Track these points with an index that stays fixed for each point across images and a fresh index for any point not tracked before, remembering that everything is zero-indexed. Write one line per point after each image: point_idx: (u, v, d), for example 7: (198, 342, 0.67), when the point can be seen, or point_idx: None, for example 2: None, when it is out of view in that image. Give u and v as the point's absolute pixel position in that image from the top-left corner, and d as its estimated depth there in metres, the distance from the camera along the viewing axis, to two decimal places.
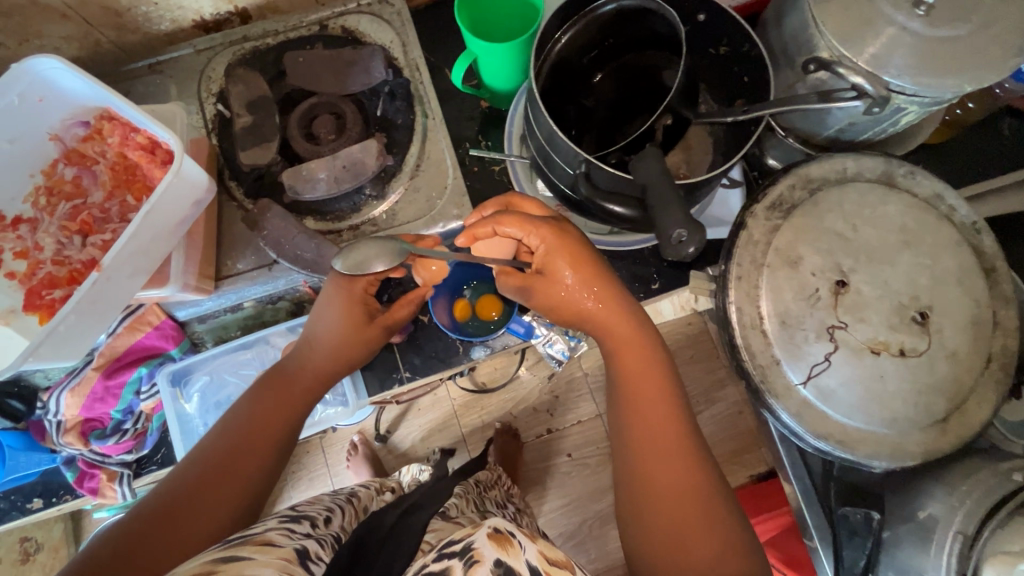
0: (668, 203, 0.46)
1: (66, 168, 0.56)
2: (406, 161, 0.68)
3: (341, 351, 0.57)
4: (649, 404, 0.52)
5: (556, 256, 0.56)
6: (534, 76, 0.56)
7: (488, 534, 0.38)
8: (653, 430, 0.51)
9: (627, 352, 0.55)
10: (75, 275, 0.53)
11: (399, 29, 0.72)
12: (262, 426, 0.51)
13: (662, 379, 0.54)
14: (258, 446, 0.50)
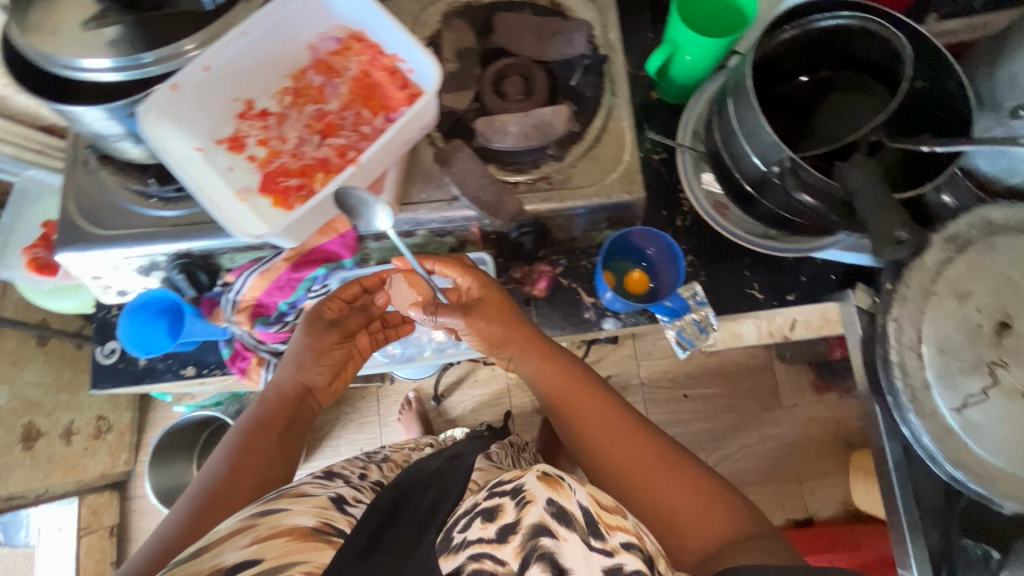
0: (883, 209, 0.50)
1: (314, 75, 0.63)
2: (589, 131, 0.72)
3: (309, 367, 0.69)
4: (589, 405, 0.65)
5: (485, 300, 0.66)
6: (749, 72, 0.60)
7: (538, 477, 0.43)
8: (597, 431, 0.63)
9: (565, 383, 0.66)
10: (307, 169, 0.60)
11: (603, 10, 0.76)
12: (258, 433, 0.64)
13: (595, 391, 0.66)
14: (263, 446, 0.63)
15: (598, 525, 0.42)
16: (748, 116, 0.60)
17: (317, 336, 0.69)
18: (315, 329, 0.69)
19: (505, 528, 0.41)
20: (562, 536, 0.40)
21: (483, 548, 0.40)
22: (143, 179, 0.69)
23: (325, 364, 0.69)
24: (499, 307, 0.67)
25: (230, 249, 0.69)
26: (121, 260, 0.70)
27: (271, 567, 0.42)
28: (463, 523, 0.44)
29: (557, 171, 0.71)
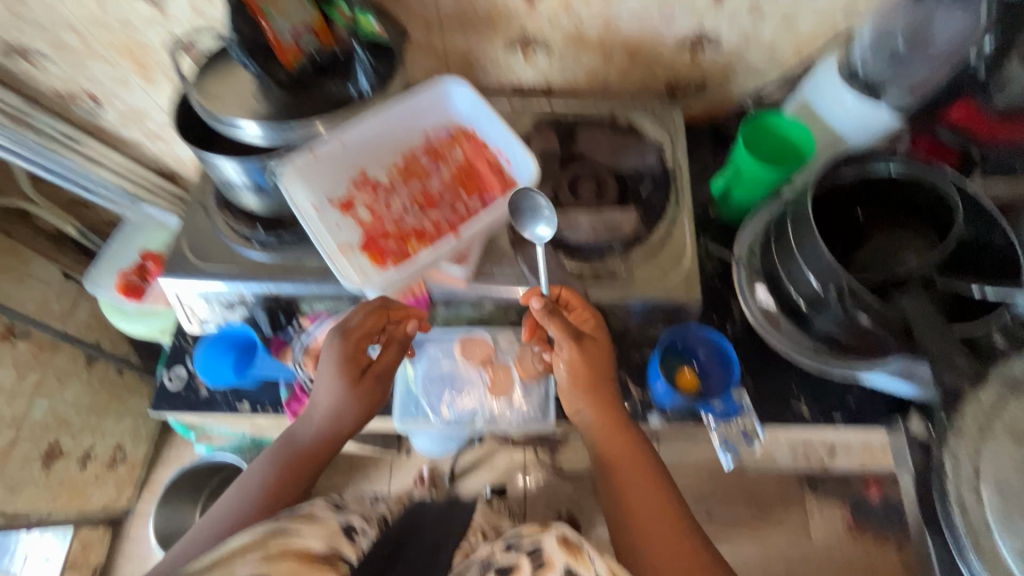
0: (943, 337, 0.56)
1: (423, 158, 0.72)
2: (653, 235, 0.79)
3: (347, 417, 0.65)
4: (631, 469, 0.64)
5: (592, 333, 0.68)
6: (809, 201, 0.67)
7: (558, 540, 0.47)
8: (643, 507, 0.61)
9: (625, 442, 0.66)
10: (405, 233, 0.68)
11: (673, 134, 0.86)
12: (288, 475, 0.64)
13: (651, 465, 0.65)
14: (287, 489, 0.63)
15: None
16: (808, 242, 0.66)
17: (359, 384, 0.65)
18: (364, 380, 0.65)
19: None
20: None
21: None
22: (252, 226, 0.77)
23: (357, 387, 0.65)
24: (594, 355, 0.67)
25: (310, 297, 0.77)
26: (212, 293, 0.77)
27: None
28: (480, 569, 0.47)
29: (621, 266, 0.77)
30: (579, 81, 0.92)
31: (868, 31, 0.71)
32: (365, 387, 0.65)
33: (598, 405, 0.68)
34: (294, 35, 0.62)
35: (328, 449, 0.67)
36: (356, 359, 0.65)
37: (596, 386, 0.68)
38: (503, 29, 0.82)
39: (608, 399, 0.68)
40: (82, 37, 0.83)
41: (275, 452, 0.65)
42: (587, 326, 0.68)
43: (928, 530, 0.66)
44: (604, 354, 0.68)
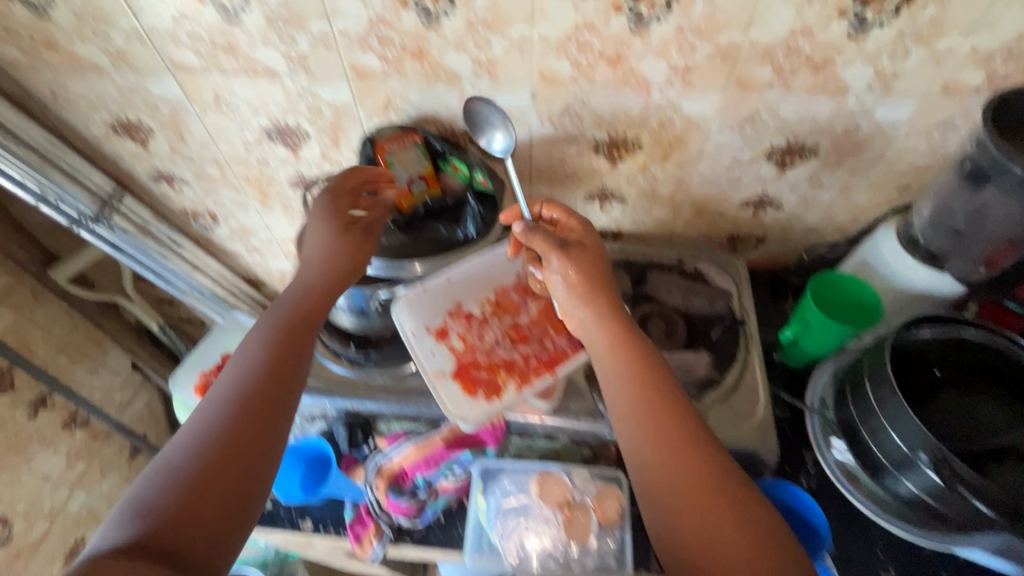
0: None
1: (513, 293, 0.77)
2: (726, 380, 0.81)
3: (339, 262, 0.69)
4: (658, 415, 0.60)
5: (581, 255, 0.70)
6: (889, 362, 0.69)
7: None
8: (670, 476, 0.56)
9: (652, 384, 0.62)
10: (495, 364, 0.71)
11: (738, 283, 0.93)
12: (251, 380, 0.59)
13: (701, 443, 0.58)
14: (267, 398, 0.59)
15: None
16: (891, 402, 0.67)
17: (354, 236, 0.70)
18: (362, 225, 0.71)
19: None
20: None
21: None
22: (344, 341, 0.82)
23: (349, 261, 0.69)
24: (593, 305, 0.67)
25: (393, 416, 0.81)
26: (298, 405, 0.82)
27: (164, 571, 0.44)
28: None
29: (696, 409, 0.79)
30: (647, 228, 1.01)
31: (926, 208, 0.76)
32: (343, 255, 0.69)
33: (624, 347, 0.65)
34: (408, 181, 0.74)
35: (292, 362, 0.63)
36: (342, 214, 0.70)
37: (613, 332, 0.66)
38: (585, 184, 0.92)
39: (630, 342, 0.65)
40: (222, 170, 0.97)
41: (265, 339, 0.63)
42: (575, 252, 0.69)
43: None
44: (600, 287, 0.68)
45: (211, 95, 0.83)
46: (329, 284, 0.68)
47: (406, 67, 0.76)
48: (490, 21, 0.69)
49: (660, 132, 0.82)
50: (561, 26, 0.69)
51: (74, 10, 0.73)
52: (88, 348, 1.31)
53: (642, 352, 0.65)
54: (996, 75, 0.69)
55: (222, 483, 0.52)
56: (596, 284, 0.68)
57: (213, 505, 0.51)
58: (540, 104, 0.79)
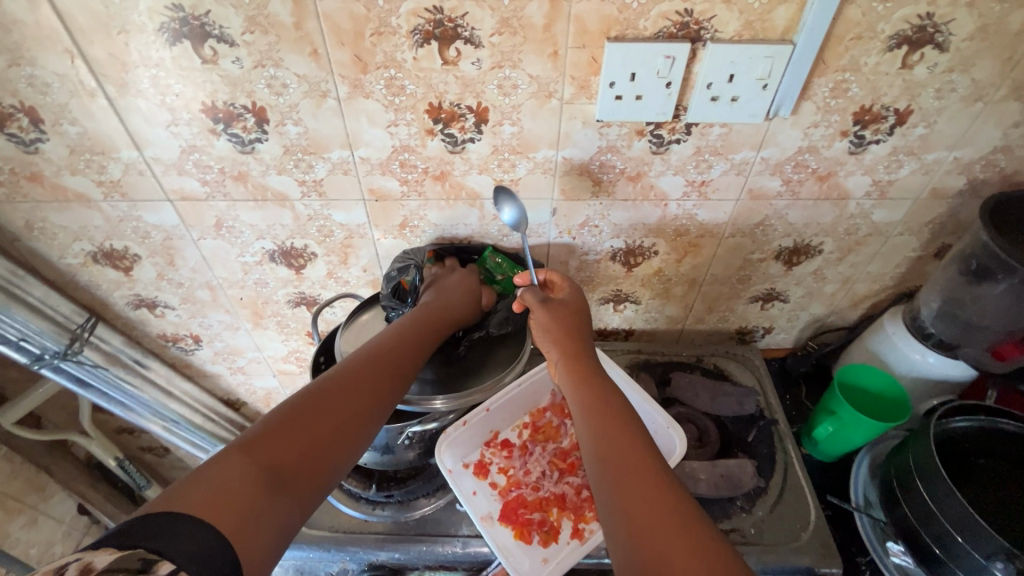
0: None
1: (552, 416, 0.74)
2: (771, 487, 0.79)
3: (458, 301, 0.72)
4: (658, 534, 0.46)
5: (563, 341, 0.67)
6: (936, 460, 0.69)
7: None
8: (631, 504, 0.50)
9: (658, 495, 0.50)
10: (545, 502, 0.66)
11: (759, 378, 0.93)
12: (382, 347, 0.63)
13: (667, 486, 0.51)
14: (381, 372, 0.60)
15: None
16: (951, 504, 0.66)
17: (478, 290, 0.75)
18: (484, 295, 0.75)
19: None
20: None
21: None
22: (363, 482, 0.75)
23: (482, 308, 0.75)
24: (587, 403, 0.61)
25: (422, 565, 0.71)
26: (308, 563, 0.71)
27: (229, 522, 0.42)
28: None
29: (750, 524, 0.75)
30: (659, 326, 1.01)
31: (935, 300, 0.80)
32: (468, 294, 0.73)
33: (623, 452, 0.54)
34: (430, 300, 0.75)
35: (415, 351, 0.65)
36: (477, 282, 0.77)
37: (611, 433, 0.56)
38: (600, 288, 0.92)
39: (619, 421, 0.58)
40: (213, 293, 0.90)
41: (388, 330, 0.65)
42: (561, 340, 0.67)
43: None
44: (590, 380, 0.63)
45: (212, 222, 0.78)
46: (451, 308, 0.71)
47: (426, 188, 0.75)
48: (516, 146, 0.70)
49: (674, 238, 0.84)
50: (585, 149, 0.71)
51: (68, 144, 0.68)
52: (30, 496, 1.12)
53: (652, 459, 0.53)
54: (977, 181, 0.76)
55: (316, 426, 0.52)
56: (586, 376, 0.64)
57: (288, 457, 0.49)
58: (560, 218, 0.80)
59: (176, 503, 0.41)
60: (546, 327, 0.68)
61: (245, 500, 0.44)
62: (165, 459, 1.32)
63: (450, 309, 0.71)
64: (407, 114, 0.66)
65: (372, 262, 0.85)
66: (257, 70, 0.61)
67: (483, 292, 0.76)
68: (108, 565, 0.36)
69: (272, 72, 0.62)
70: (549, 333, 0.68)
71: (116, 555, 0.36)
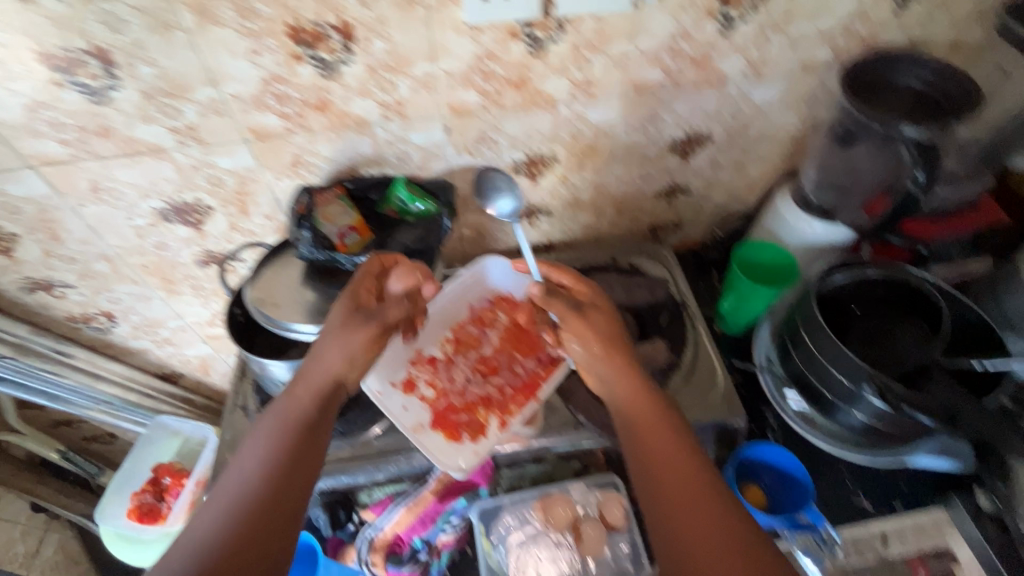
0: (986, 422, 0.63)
1: (471, 327, 0.76)
2: (684, 360, 0.86)
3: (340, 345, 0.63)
4: (708, 549, 0.51)
5: (612, 348, 0.66)
6: (818, 311, 0.77)
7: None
8: (655, 469, 0.57)
9: (714, 512, 0.53)
10: (472, 404, 0.70)
11: (669, 267, 0.99)
12: (273, 457, 0.57)
13: (686, 452, 0.58)
14: (285, 466, 0.56)
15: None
16: (829, 345, 0.74)
17: (354, 326, 0.64)
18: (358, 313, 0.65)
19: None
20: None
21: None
22: None
23: (361, 356, 0.65)
24: (637, 412, 0.62)
25: (370, 484, 0.74)
26: None
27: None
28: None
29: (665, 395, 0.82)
30: (576, 235, 1.04)
31: (813, 170, 0.87)
32: (338, 346, 0.63)
33: (677, 467, 0.57)
34: (339, 235, 0.75)
35: (308, 440, 0.59)
36: (364, 295, 0.67)
37: (653, 448, 0.59)
38: None
39: (642, 388, 0.64)
40: (113, 264, 0.86)
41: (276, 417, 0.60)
42: (611, 352, 0.66)
43: None
44: (626, 388, 0.64)
45: (87, 185, 0.74)
46: (349, 344, 0.63)
47: (310, 121, 0.72)
48: (392, 64, 0.68)
49: (572, 144, 0.85)
50: (463, 59, 0.70)
51: None
52: None
53: (707, 472, 0.56)
54: (840, 50, 0.80)
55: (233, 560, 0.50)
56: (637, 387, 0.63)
57: None
58: (456, 136, 0.79)
59: None
60: (587, 335, 0.66)
61: None
62: (113, 446, 1.30)
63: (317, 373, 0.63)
64: (268, 40, 0.63)
65: (274, 208, 0.83)
66: (86, 6, 0.56)
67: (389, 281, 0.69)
68: None
69: (105, 7, 0.57)
70: (583, 341, 0.66)
71: None
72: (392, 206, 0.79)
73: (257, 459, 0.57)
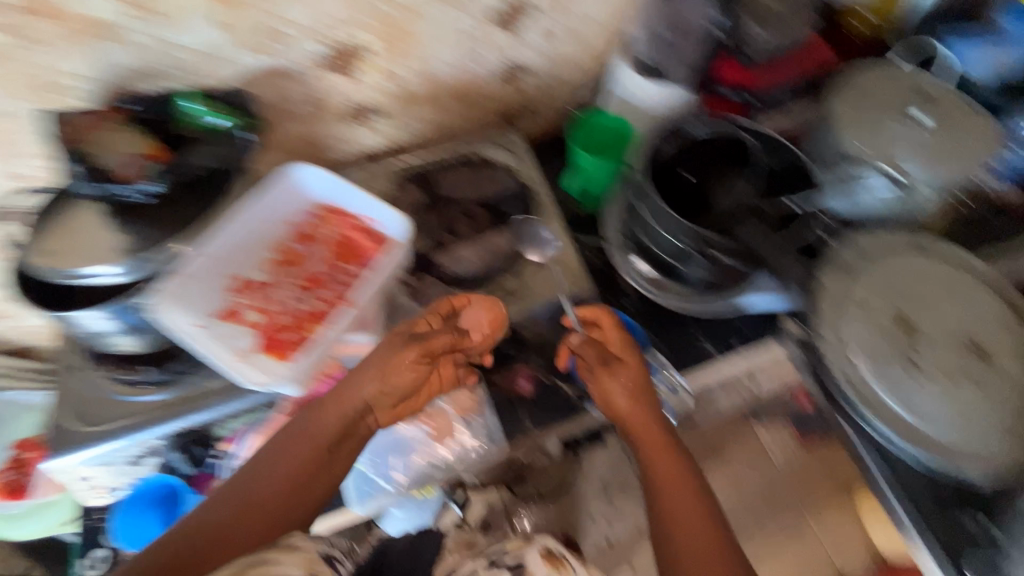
0: (779, 253, 0.73)
1: (296, 244, 0.72)
2: (532, 246, 0.87)
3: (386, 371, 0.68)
4: (688, 523, 0.66)
5: (644, 394, 0.73)
6: (647, 175, 0.78)
7: (542, 557, 0.63)
8: (675, 487, 0.68)
9: (694, 514, 0.67)
10: (302, 321, 0.67)
11: (518, 154, 0.96)
12: (296, 467, 0.65)
13: (685, 470, 0.70)
14: (298, 470, 0.65)
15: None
16: (656, 209, 0.76)
17: (397, 346, 0.69)
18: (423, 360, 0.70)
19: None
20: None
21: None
22: (135, 368, 0.72)
23: (392, 385, 0.69)
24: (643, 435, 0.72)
25: (224, 417, 0.73)
26: (112, 457, 0.71)
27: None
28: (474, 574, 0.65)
29: (514, 282, 0.84)
30: (423, 134, 0.98)
31: (641, 32, 0.89)
32: (374, 373, 0.68)
33: (662, 469, 0.69)
34: (125, 164, 0.65)
35: (332, 456, 0.67)
36: (443, 315, 0.73)
37: (652, 453, 0.71)
38: (335, 108, 0.86)
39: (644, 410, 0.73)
40: None
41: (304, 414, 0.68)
42: (639, 391, 0.73)
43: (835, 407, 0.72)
44: (646, 414, 0.72)
45: None
46: (388, 371, 0.68)
47: (37, 30, 0.61)
48: None
49: (377, 26, 0.78)
50: None
51: None
52: None
53: (684, 470, 0.70)
54: None
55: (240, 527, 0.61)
56: (634, 409, 0.72)
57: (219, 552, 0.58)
58: (232, 32, 0.70)
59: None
60: (621, 375, 0.74)
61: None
62: None
63: (347, 403, 0.68)
64: None
65: (44, 146, 0.72)
66: None
67: (467, 310, 0.73)
68: None
69: None
70: (605, 393, 0.74)
71: None
72: (188, 126, 0.70)
73: (271, 478, 0.64)
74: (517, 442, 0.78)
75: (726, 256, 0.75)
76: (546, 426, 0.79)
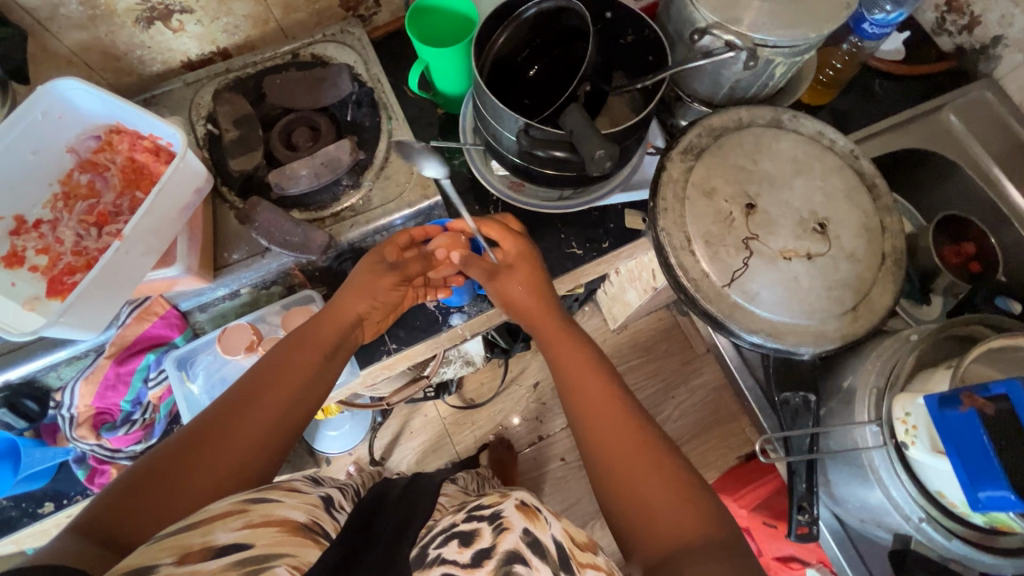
0: (591, 135, 0.61)
1: (81, 175, 0.65)
2: (376, 155, 0.80)
3: (356, 296, 0.70)
4: (610, 419, 0.63)
5: (523, 260, 0.74)
6: (477, 68, 0.68)
7: (516, 506, 0.50)
8: (593, 390, 0.66)
9: (616, 414, 0.63)
10: (92, 261, 0.62)
11: (361, 51, 0.86)
12: (300, 385, 0.64)
13: (609, 380, 0.68)
14: (285, 386, 0.62)
15: (570, 560, 0.48)
16: (486, 101, 0.68)
17: (377, 274, 0.71)
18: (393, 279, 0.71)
19: (480, 552, 0.45)
20: (533, 565, 0.45)
21: (454, 569, 0.44)
22: None
23: (381, 300, 0.71)
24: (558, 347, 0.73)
25: (50, 366, 0.70)
26: None
27: (261, 554, 0.42)
28: (438, 540, 0.48)
29: (357, 198, 0.78)
30: (250, 32, 0.84)
31: None
32: (365, 294, 0.70)
33: (580, 374, 0.69)
34: None
35: (316, 378, 0.66)
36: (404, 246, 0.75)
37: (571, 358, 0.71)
38: (118, 5, 0.71)
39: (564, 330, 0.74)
40: None
41: (297, 338, 0.67)
42: (521, 260, 0.74)
43: (684, 301, 0.68)
44: (545, 314, 0.74)
45: None
46: (364, 286, 0.70)
47: None
48: None
49: None
50: None
51: None
52: None
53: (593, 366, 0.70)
54: None
55: (227, 435, 0.57)
56: (538, 307, 0.74)
57: (204, 464, 0.54)
58: None
59: (125, 521, 0.48)
60: (522, 278, 0.74)
61: (165, 494, 0.51)
62: None
63: (335, 324, 0.69)
64: None
65: None
66: None
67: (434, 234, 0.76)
68: (235, 540, 0.42)
69: None
70: (504, 292, 0.75)
71: (245, 556, 0.41)
72: None
73: (257, 397, 0.61)
74: (379, 360, 0.78)
75: (557, 150, 0.65)
76: (411, 342, 0.79)
